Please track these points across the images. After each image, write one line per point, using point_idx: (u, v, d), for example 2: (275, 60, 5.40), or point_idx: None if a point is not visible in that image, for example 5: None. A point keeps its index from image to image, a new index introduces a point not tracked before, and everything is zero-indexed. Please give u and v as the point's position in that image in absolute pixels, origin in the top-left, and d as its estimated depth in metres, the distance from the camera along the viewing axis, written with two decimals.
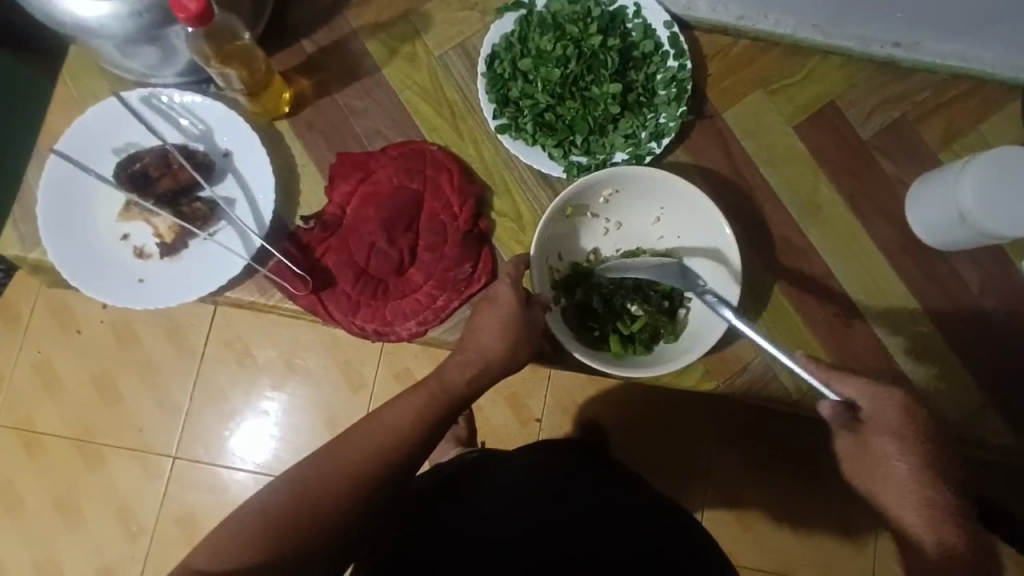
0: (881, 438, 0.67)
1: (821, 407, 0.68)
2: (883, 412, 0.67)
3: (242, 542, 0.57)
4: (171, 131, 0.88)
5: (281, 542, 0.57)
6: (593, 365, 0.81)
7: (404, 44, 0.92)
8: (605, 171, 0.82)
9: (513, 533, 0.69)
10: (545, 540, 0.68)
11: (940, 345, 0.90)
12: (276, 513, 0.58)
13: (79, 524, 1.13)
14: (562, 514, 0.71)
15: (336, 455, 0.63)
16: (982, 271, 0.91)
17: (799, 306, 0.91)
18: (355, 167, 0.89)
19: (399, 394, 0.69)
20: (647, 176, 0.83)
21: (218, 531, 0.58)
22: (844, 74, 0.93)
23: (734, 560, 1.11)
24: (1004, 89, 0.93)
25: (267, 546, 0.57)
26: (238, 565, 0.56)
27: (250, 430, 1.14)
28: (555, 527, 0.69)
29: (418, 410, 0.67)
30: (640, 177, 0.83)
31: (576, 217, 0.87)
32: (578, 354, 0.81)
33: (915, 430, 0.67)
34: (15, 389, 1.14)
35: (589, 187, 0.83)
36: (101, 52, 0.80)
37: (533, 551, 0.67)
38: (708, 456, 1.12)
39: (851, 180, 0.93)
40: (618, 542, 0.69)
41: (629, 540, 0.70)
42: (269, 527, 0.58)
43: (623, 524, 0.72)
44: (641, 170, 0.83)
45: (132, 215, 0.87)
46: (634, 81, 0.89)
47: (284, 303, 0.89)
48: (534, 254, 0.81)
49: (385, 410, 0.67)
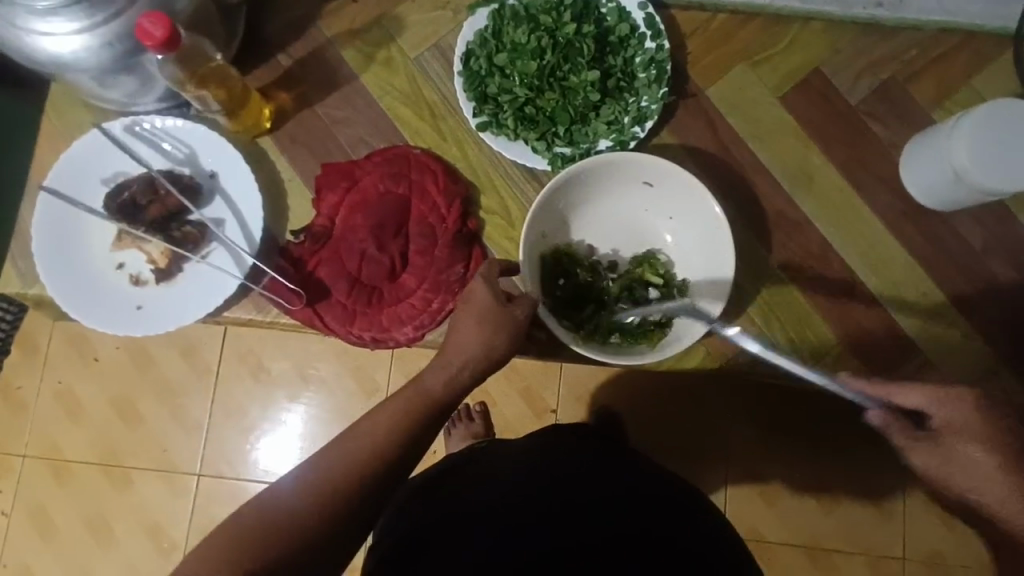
0: (964, 444, 0.56)
1: (870, 417, 0.59)
2: (951, 413, 0.57)
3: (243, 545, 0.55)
4: (157, 157, 0.88)
5: (283, 538, 0.56)
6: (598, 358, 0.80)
7: (380, 49, 0.92)
8: (583, 164, 0.82)
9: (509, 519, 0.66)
10: (545, 517, 0.66)
11: (946, 308, 0.89)
12: (280, 514, 0.58)
13: (113, 545, 1.15)
14: (581, 496, 0.69)
15: (338, 460, 0.62)
16: (985, 230, 0.89)
17: (798, 278, 0.89)
18: (341, 177, 0.89)
19: (395, 396, 0.68)
20: (626, 160, 0.83)
21: (215, 534, 0.56)
22: (828, 39, 0.92)
23: (758, 536, 1.10)
24: (994, 41, 0.91)
25: (269, 549, 0.55)
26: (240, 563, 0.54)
27: (271, 442, 1.16)
28: (554, 513, 0.66)
29: (418, 410, 0.67)
30: (619, 163, 0.83)
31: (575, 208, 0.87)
32: (581, 350, 0.80)
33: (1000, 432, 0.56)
34: (39, 419, 1.16)
35: (569, 185, 0.84)
36: (79, 85, 0.81)
37: (532, 538, 0.64)
38: (726, 434, 1.11)
39: (844, 147, 0.91)
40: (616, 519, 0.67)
41: (629, 516, 0.68)
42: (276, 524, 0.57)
43: (639, 506, 0.70)
44: (615, 155, 0.82)
45: (125, 243, 0.88)
46: (613, 65, 0.88)
47: (280, 318, 0.91)
48: (522, 253, 0.81)
49: (385, 411, 0.66)
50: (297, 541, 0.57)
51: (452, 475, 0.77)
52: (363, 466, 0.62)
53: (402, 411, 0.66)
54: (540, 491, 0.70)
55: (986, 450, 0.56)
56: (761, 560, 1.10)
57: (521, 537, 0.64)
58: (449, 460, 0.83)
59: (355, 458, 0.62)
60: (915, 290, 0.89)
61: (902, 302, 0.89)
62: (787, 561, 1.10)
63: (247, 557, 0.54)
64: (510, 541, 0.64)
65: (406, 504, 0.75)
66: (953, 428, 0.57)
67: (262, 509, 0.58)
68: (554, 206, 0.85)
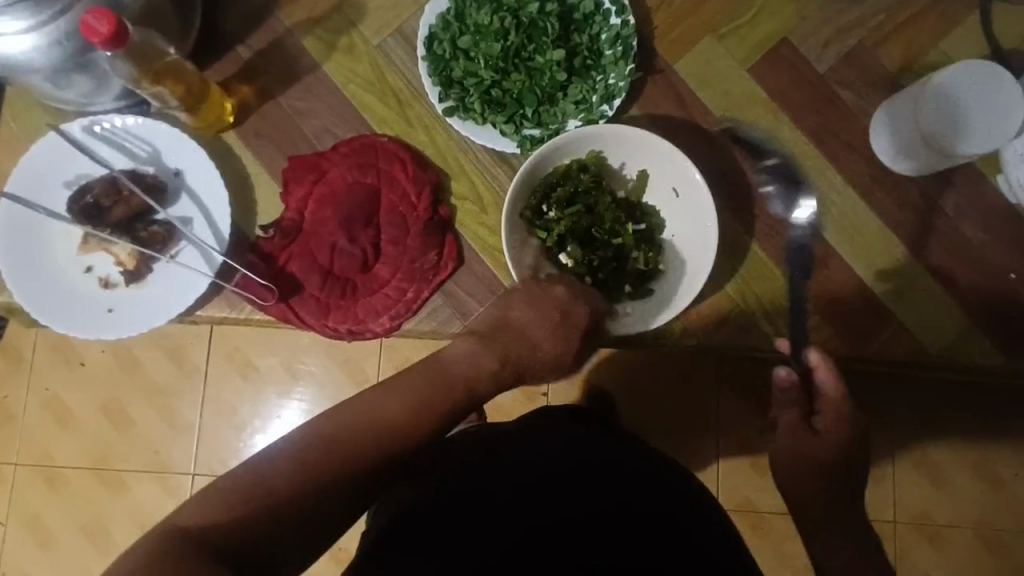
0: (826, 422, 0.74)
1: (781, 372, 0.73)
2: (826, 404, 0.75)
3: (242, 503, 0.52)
4: (119, 158, 0.87)
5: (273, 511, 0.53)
6: None
7: (341, 37, 0.90)
8: (623, 129, 0.82)
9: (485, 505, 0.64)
10: (521, 502, 0.64)
11: (921, 272, 0.89)
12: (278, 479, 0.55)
13: (112, 549, 1.15)
14: (564, 475, 0.68)
15: (333, 439, 0.58)
16: (956, 193, 0.89)
17: (775, 252, 0.89)
18: (308, 170, 0.88)
19: None
20: (661, 147, 0.82)
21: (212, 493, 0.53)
22: (795, 7, 0.91)
23: (753, 506, 1.11)
24: (961, 2, 0.90)
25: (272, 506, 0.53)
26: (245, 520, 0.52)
27: (264, 437, 1.15)
28: (529, 495, 0.65)
29: None
30: (652, 147, 0.83)
31: (605, 159, 0.86)
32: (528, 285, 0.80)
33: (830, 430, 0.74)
34: (29, 428, 1.16)
35: (595, 137, 0.83)
36: (33, 87, 0.79)
37: (505, 521, 0.62)
38: (718, 407, 1.11)
39: (814, 115, 0.90)
40: (591, 495, 0.66)
41: (605, 491, 0.66)
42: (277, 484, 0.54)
43: (627, 480, 0.69)
44: (661, 142, 0.82)
45: (92, 247, 0.87)
46: (579, 43, 0.87)
47: (255, 315, 0.89)
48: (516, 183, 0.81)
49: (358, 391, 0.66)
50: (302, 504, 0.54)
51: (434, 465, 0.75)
52: (357, 445, 0.58)
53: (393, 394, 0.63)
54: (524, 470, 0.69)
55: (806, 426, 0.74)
56: (755, 531, 1.11)
57: (497, 519, 0.63)
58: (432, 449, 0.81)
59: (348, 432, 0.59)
60: (890, 255, 0.89)
61: (878, 269, 0.89)
62: (779, 529, 1.11)
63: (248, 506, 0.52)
64: (485, 524, 0.62)
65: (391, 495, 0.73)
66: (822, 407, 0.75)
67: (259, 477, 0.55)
68: (576, 148, 0.84)
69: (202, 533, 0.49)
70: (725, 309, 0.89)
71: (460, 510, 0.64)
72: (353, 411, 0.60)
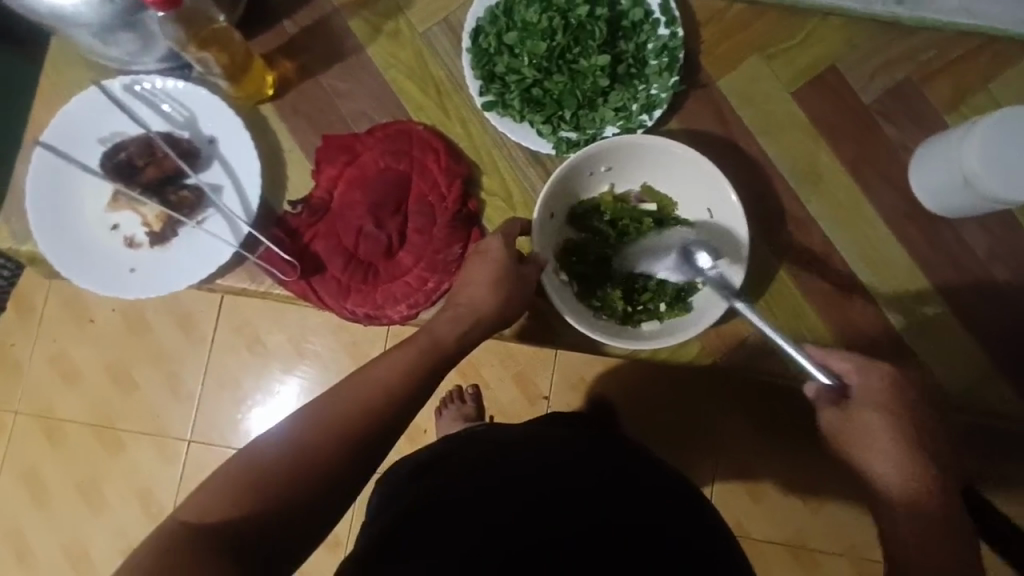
0: (867, 410, 0.65)
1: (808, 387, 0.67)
2: (868, 379, 0.66)
3: (239, 489, 0.53)
4: (156, 119, 0.87)
5: (276, 498, 0.54)
6: (559, 300, 0.81)
7: (387, 21, 0.90)
8: (662, 141, 0.81)
9: (491, 500, 0.64)
10: (525, 499, 0.64)
11: (944, 314, 0.88)
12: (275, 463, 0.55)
13: (102, 507, 1.16)
14: (579, 481, 0.67)
15: (338, 422, 0.59)
16: (990, 238, 0.88)
17: (799, 280, 0.88)
18: (342, 150, 0.88)
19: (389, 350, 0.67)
20: (698, 166, 0.81)
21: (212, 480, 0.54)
22: (845, 35, 0.90)
23: (743, 532, 1.10)
24: (1015, 46, 0.89)
25: (267, 493, 0.54)
26: (248, 509, 0.53)
27: (264, 413, 1.15)
28: (538, 495, 0.64)
29: (409, 374, 0.65)
30: (688, 163, 0.82)
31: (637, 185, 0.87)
32: (550, 290, 0.80)
33: (902, 408, 0.65)
34: (34, 379, 1.16)
35: (634, 149, 0.82)
36: (81, 41, 0.79)
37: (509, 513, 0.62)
38: (718, 429, 1.10)
39: (853, 146, 0.89)
40: (598, 500, 0.65)
41: (611, 498, 0.65)
42: (272, 467, 0.55)
43: (632, 490, 0.68)
44: (698, 159, 0.81)
45: (121, 205, 0.87)
46: (624, 51, 0.86)
47: (274, 289, 0.90)
48: (549, 186, 0.81)
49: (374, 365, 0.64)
50: (306, 487, 0.55)
51: (442, 459, 0.75)
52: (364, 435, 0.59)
53: (399, 379, 0.64)
54: (538, 472, 0.68)
55: (880, 414, 0.65)
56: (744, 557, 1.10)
57: (501, 512, 0.62)
58: (441, 444, 0.81)
59: (350, 422, 0.59)
60: (914, 294, 0.88)
61: (904, 306, 0.88)
62: (768, 558, 1.10)
63: (250, 497, 0.53)
64: (488, 516, 0.62)
65: (398, 486, 0.74)
66: (864, 394, 0.65)
67: (257, 460, 0.55)
68: (614, 154, 0.83)
69: (199, 527, 0.51)
70: (744, 332, 0.89)
71: (466, 504, 0.64)
72: (360, 396, 0.61)
